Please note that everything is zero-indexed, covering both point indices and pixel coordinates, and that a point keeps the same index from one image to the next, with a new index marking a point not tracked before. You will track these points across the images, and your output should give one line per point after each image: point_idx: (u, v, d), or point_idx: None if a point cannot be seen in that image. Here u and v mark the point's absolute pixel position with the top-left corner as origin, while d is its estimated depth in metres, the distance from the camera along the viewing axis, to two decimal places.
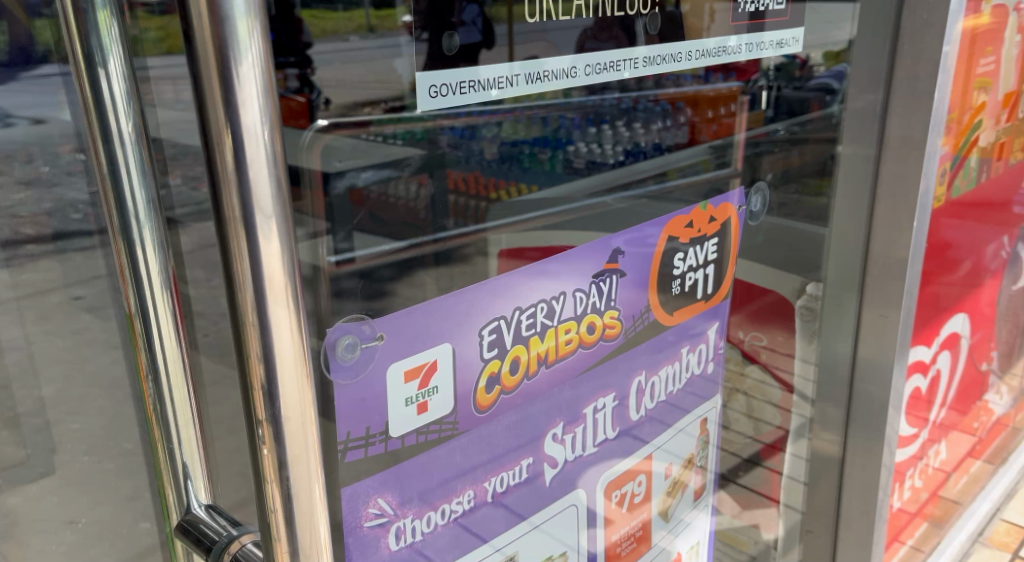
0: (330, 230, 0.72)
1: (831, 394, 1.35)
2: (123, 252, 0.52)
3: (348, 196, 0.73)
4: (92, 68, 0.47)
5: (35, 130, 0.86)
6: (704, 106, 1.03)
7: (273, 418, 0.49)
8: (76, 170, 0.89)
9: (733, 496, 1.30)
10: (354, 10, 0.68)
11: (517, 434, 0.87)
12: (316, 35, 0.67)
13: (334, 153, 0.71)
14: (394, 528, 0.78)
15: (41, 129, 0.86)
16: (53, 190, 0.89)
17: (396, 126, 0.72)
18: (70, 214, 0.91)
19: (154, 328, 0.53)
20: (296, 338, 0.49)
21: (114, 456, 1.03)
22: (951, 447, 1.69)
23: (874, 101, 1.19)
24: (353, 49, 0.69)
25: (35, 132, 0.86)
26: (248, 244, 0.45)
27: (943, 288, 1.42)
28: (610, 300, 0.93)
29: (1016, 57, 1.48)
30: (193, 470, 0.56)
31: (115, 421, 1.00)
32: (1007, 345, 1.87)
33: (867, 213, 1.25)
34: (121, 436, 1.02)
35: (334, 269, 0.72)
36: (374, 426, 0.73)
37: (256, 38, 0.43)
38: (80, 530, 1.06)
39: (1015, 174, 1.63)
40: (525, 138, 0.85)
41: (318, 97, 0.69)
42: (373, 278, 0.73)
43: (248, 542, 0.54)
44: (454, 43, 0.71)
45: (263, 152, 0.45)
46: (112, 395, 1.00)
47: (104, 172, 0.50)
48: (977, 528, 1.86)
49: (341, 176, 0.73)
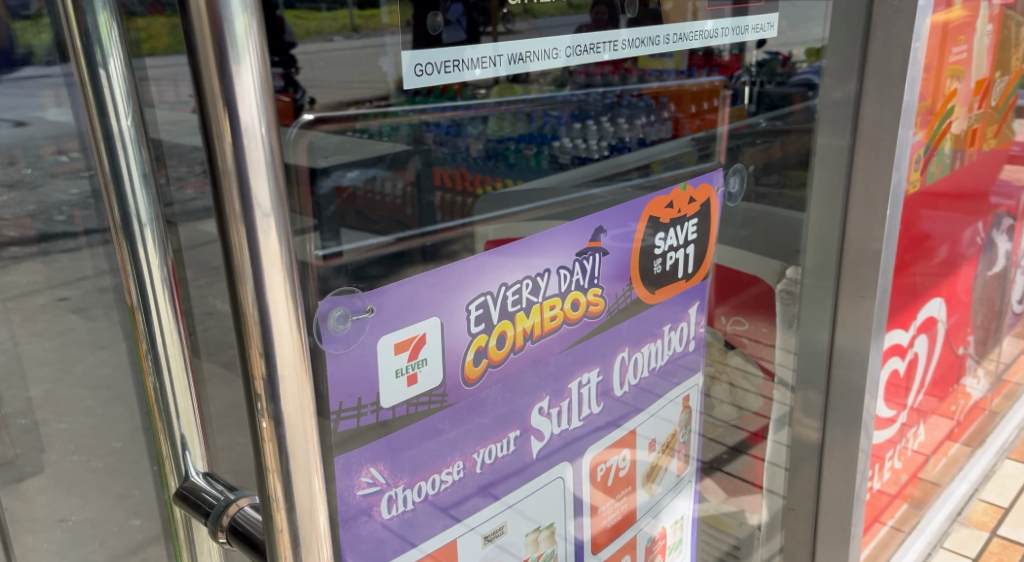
0: (317, 226, 0.73)
1: (810, 380, 1.37)
2: (124, 244, 0.54)
3: (337, 195, 0.76)
4: (93, 67, 0.50)
5: (17, 132, 1.05)
6: (687, 101, 1.09)
7: (272, 398, 0.51)
8: (57, 170, 1.08)
9: (720, 483, 1.32)
10: (339, 12, 0.76)
11: (505, 407, 0.90)
12: (299, 37, 0.71)
13: (320, 151, 0.73)
14: (386, 497, 0.80)
15: (22, 132, 1.05)
16: (36, 192, 1.09)
17: (382, 122, 0.78)
18: (55, 215, 1.11)
19: (154, 315, 0.56)
20: (293, 320, 0.51)
21: (101, 456, 1.21)
22: (930, 430, 1.73)
23: (850, 92, 1.21)
24: (335, 47, 0.77)
25: (17, 134, 1.05)
26: (248, 240, 0.48)
27: (919, 276, 1.46)
28: (595, 278, 0.96)
29: (988, 46, 1.51)
30: (192, 442, 0.58)
31: (102, 420, 1.19)
32: (983, 330, 1.91)
33: (843, 204, 1.28)
34: (110, 434, 1.21)
35: (322, 264, 0.72)
36: (365, 398, 0.75)
37: (254, 39, 0.45)
38: (71, 526, 1.24)
39: (988, 162, 1.66)
40: (511, 135, 0.90)
41: (302, 97, 0.73)
42: (362, 275, 0.74)
43: (246, 505, 0.57)
44: (438, 22, 0.74)
45: (262, 150, 0.47)
46: (98, 396, 1.18)
47: (104, 164, 0.53)
48: (955, 508, 1.90)
49: (326, 175, 0.75)
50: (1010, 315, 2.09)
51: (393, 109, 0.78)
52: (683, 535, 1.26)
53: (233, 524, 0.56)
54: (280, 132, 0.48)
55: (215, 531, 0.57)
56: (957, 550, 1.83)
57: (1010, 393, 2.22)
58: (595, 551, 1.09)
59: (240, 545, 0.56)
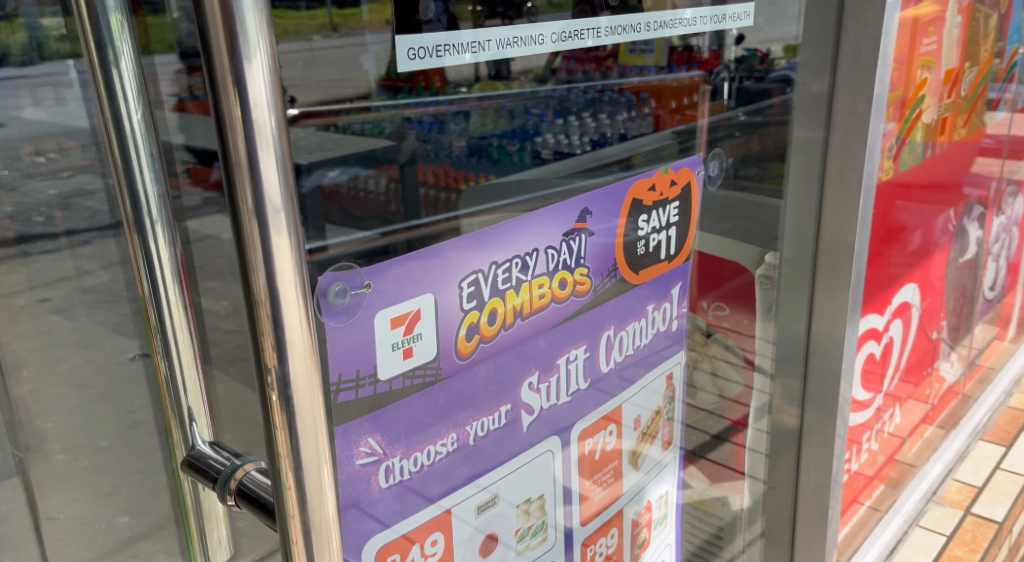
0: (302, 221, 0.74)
1: (789, 368, 1.40)
2: (135, 240, 0.64)
3: (321, 193, 0.79)
4: (107, 67, 0.59)
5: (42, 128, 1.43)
6: (667, 97, 1.13)
7: (280, 359, 0.56)
8: (33, 171, 1.45)
9: (703, 470, 1.36)
10: (317, 10, 0.81)
11: (496, 382, 0.92)
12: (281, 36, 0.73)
13: (303, 147, 0.76)
14: (383, 466, 0.83)
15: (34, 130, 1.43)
16: (15, 195, 1.44)
17: (363, 118, 0.85)
18: (33, 216, 1.45)
19: (162, 294, 0.65)
20: (299, 289, 0.56)
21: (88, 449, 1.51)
22: (905, 413, 1.77)
23: (822, 88, 1.25)
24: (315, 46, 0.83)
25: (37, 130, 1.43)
26: (260, 232, 0.53)
27: (893, 263, 1.50)
28: (581, 258, 0.99)
29: (957, 38, 1.55)
30: (196, 411, 0.67)
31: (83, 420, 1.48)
32: (955, 317, 1.96)
33: (818, 193, 1.31)
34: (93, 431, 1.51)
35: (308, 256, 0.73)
36: (363, 370, 0.77)
37: (264, 39, 0.51)
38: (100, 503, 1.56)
39: (959, 152, 1.71)
40: (491, 131, 0.99)
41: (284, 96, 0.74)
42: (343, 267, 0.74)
43: (251, 470, 0.64)
44: (430, 9, 0.78)
45: (272, 145, 0.52)
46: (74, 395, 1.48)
47: (118, 165, 0.62)
48: (930, 488, 1.93)
49: (309, 174, 0.78)
50: (981, 301, 2.14)
51: (374, 105, 0.85)
52: (668, 510, 1.29)
53: (241, 486, 0.63)
54: (286, 119, 0.53)
55: (224, 494, 0.63)
56: (933, 528, 1.84)
57: (981, 377, 2.28)
58: (583, 523, 1.12)
59: (248, 506, 0.63)
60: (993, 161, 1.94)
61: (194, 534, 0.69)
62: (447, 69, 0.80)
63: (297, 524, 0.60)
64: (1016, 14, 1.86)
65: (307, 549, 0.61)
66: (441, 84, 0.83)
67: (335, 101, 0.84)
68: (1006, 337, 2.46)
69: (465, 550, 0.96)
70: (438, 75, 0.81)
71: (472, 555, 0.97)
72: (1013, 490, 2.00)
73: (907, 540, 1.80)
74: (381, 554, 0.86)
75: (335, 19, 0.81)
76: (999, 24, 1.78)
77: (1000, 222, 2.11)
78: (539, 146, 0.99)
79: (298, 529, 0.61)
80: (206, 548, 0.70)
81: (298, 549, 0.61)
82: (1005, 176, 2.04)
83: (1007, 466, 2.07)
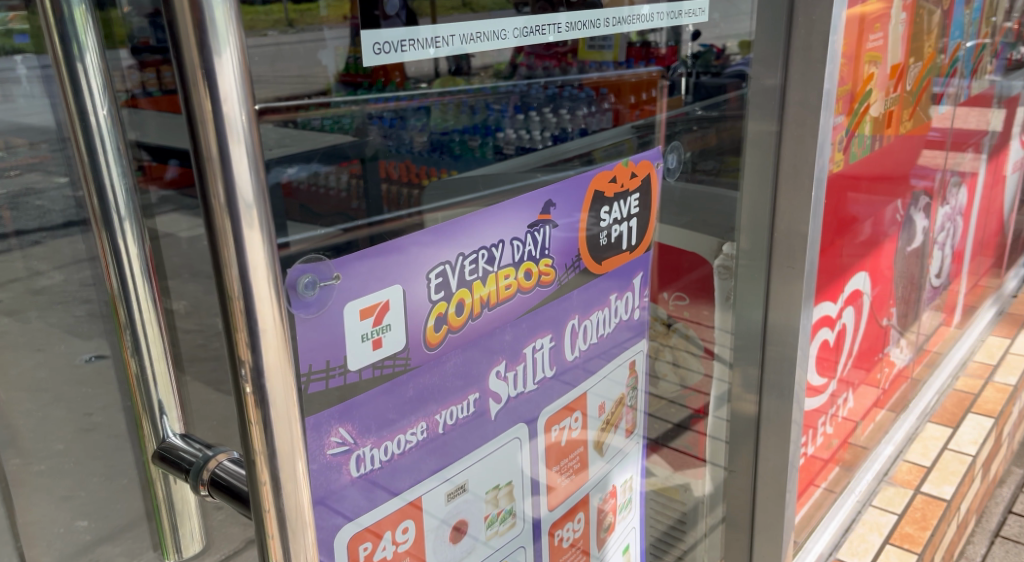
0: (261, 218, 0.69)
1: (746, 356, 1.44)
2: (104, 237, 0.65)
3: (280, 190, 0.75)
4: (71, 61, 0.59)
5: None
6: (626, 93, 1.14)
7: (254, 351, 0.58)
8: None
9: (666, 458, 1.39)
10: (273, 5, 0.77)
11: (463, 373, 0.94)
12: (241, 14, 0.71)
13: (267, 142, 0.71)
14: (355, 456, 0.84)
15: None
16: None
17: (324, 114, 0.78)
18: None
19: (131, 290, 0.66)
20: (271, 281, 0.57)
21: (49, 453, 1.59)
22: (857, 398, 1.83)
23: (774, 85, 1.28)
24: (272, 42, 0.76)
25: None
26: (232, 226, 0.55)
27: (845, 253, 1.55)
28: (545, 249, 1.01)
29: (902, 33, 1.61)
30: (167, 405, 0.69)
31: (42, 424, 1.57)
32: (904, 304, 2.03)
33: (772, 188, 1.34)
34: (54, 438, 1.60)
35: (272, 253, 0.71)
36: (333, 360, 0.78)
37: (233, 34, 0.52)
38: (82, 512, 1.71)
39: (906, 145, 1.77)
40: (455, 126, 0.92)
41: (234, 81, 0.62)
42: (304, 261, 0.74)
43: (224, 460, 0.65)
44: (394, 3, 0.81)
45: (242, 140, 0.54)
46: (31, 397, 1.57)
47: (85, 162, 0.62)
48: (881, 469, 2.00)
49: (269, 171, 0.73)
50: (928, 289, 2.21)
51: (333, 101, 0.80)
52: (633, 495, 1.32)
53: (213, 476, 0.64)
54: (256, 114, 0.55)
55: (198, 484, 0.64)
56: (886, 507, 1.90)
57: (929, 361, 2.36)
58: (551, 510, 1.14)
59: (221, 494, 0.64)
60: (938, 153, 2.00)
61: (166, 528, 0.71)
62: (408, 64, 0.82)
63: (272, 515, 0.62)
64: (958, 11, 1.92)
65: (282, 543, 0.62)
66: (401, 80, 0.83)
67: (294, 97, 0.75)
68: (952, 323, 2.54)
69: (434, 539, 0.97)
70: (398, 70, 0.82)
71: (442, 543, 0.98)
72: (960, 469, 2.06)
73: (860, 520, 1.85)
74: (351, 547, 0.87)
75: (290, 14, 0.79)
76: (942, 20, 1.84)
77: (944, 212, 2.18)
78: (501, 142, 0.97)
79: (274, 520, 0.62)
80: (178, 540, 0.71)
81: (274, 543, 0.62)
82: (949, 168, 2.12)
83: (954, 447, 2.14)
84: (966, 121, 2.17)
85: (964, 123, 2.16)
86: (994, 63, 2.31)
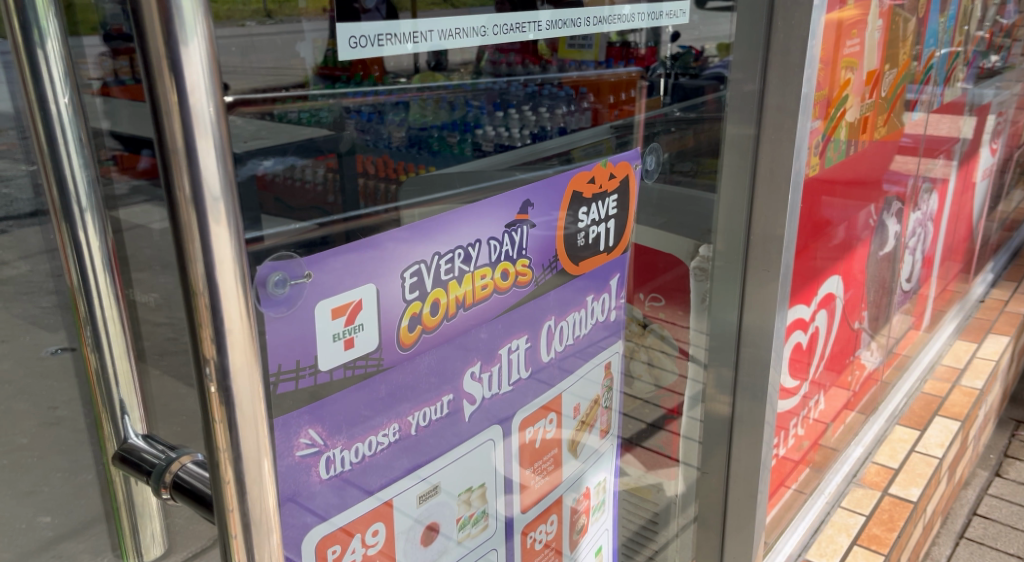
0: None
1: (721, 358, 1.45)
2: (64, 229, 0.63)
3: (256, 183, 0.73)
4: (31, 48, 0.58)
5: None
6: (606, 92, 1.14)
7: (219, 350, 0.57)
8: None
9: (639, 458, 1.40)
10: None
11: (437, 373, 0.93)
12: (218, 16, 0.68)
13: (239, 136, 0.69)
14: (324, 458, 0.83)
15: None
16: None
17: (301, 106, 0.78)
18: None
19: (92, 284, 0.65)
20: (238, 277, 0.56)
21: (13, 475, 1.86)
22: (828, 400, 1.85)
23: (753, 90, 1.28)
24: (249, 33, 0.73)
25: None
26: (198, 221, 0.54)
27: (819, 256, 1.57)
28: (523, 249, 1.01)
29: (879, 39, 1.63)
30: (129, 406, 0.68)
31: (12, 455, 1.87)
32: (875, 307, 2.06)
33: (749, 192, 1.34)
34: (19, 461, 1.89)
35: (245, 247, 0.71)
36: (303, 360, 0.77)
37: (201, 24, 0.51)
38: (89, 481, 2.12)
39: (880, 151, 1.79)
40: (434, 122, 0.93)
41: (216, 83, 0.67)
42: (275, 255, 0.73)
43: (187, 463, 0.64)
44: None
45: (211, 134, 0.53)
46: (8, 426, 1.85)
47: (44, 152, 0.61)
48: (850, 470, 2.03)
49: (242, 164, 0.72)
50: (898, 293, 2.24)
51: (311, 94, 0.80)
52: (606, 496, 1.32)
53: (176, 479, 0.63)
54: (224, 107, 0.54)
55: (159, 487, 0.63)
56: (854, 509, 1.93)
57: (899, 365, 2.39)
58: (524, 510, 1.14)
59: (183, 498, 0.63)
60: (910, 159, 2.03)
61: (126, 530, 0.70)
62: (387, 59, 0.82)
63: (236, 517, 0.61)
64: (933, 18, 1.94)
65: (246, 544, 0.62)
66: (379, 74, 0.83)
67: (269, 90, 0.74)
68: (922, 327, 2.58)
69: (405, 540, 0.97)
70: (376, 65, 0.82)
71: (413, 544, 0.98)
72: (927, 472, 2.09)
73: (829, 521, 1.88)
74: (320, 547, 0.87)
75: (269, 5, 0.75)
76: (917, 28, 1.86)
77: (916, 218, 2.20)
78: (480, 138, 0.97)
79: (238, 522, 0.61)
80: (139, 542, 0.70)
81: (237, 543, 0.62)
82: (921, 174, 2.15)
83: (921, 449, 2.18)
84: (938, 127, 2.20)
85: (937, 130, 2.20)
86: (966, 71, 2.34)
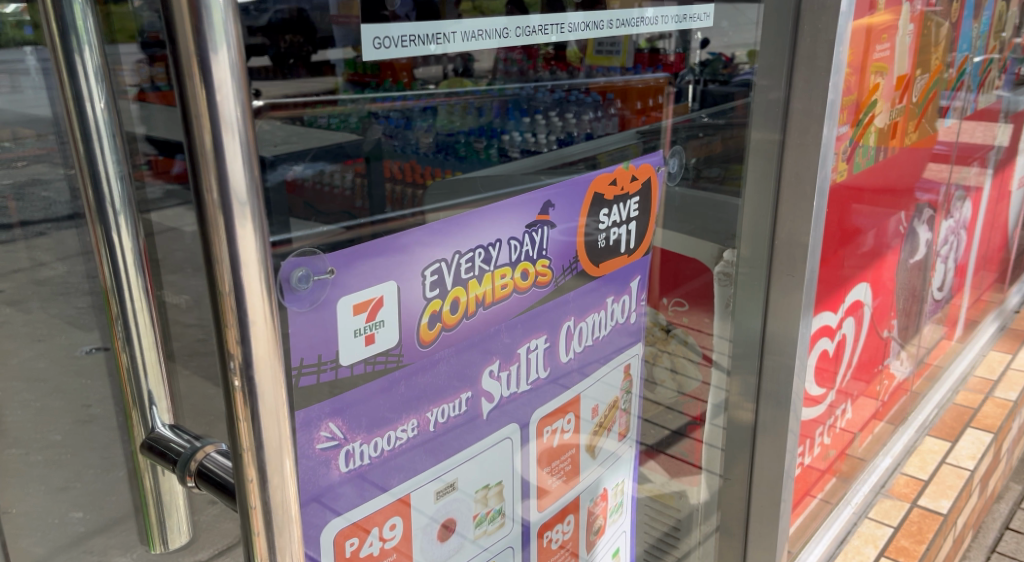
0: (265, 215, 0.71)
1: (745, 364, 1.43)
2: (97, 228, 0.65)
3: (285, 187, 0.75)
4: (69, 53, 0.59)
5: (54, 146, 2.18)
6: (633, 98, 1.15)
7: (243, 344, 0.57)
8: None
9: (661, 464, 1.39)
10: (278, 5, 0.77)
11: (456, 371, 0.93)
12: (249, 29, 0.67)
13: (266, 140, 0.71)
14: (344, 451, 0.84)
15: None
16: None
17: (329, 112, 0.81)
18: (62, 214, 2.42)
19: (124, 280, 0.66)
20: (262, 275, 0.57)
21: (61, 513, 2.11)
22: (856, 409, 1.83)
23: (778, 98, 1.27)
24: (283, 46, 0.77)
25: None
26: (225, 222, 0.55)
27: (847, 261, 1.55)
28: (543, 249, 1.01)
29: (910, 44, 1.61)
30: (157, 397, 0.69)
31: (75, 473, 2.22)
32: (905, 317, 2.03)
33: (774, 197, 1.33)
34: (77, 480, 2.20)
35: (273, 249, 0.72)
36: (325, 355, 0.78)
37: (230, 26, 0.52)
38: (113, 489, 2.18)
39: (911, 157, 1.77)
40: (461, 128, 0.97)
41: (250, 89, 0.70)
42: (308, 254, 0.75)
43: (211, 452, 0.65)
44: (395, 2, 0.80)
45: (238, 137, 0.54)
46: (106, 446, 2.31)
47: (80, 152, 0.62)
48: (878, 481, 1.99)
49: (273, 168, 0.74)
50: (930, 302, 2.21)
51: (340, 99, 0.82)
52: (624, 499, 1.32)
53: (200, 468, 0.64)
54: (252, 109, 0.55)
55: (184, 475, 0.65)
56: (881, 520, 1.89)
57: (929, 375, 2.35)
58: (542, 512, 1.14)
59: (207, 487, 0.64)
60: (944, 167, 2.00)
61: (154, 521, 0.71)
62: (416, 62, 0.83)
63: (258, 511, 0.62)
64: (966, 23, 1.92)
65: (267, 540, 0.62)
66: (408, 80, 0.85)
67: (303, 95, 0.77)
68: (954, 337, 2.53)
69: (423, 537, 0.97)
70: (405, 71, 0.84)
71: (431, 541, 0.98)
72: (957, 484, 2.06)
73: (856, 532, 1.85)
74: (338, 542, 0.87)
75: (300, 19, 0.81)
76: (950, 33, 1.83)
77: (949, 225, 2.17)
78: (506, 144, 0.98)
79: (259, 515, 0.62)
80: (165, 533, 0.71)
81: (259, 539, 0.62)
82: (954, 180, 2.11)
83: (952, 461, 2.14)
84: (971, 135, 2.16)
85: (971, 137, 2.17)
86: (1002, 77, 2.31)
